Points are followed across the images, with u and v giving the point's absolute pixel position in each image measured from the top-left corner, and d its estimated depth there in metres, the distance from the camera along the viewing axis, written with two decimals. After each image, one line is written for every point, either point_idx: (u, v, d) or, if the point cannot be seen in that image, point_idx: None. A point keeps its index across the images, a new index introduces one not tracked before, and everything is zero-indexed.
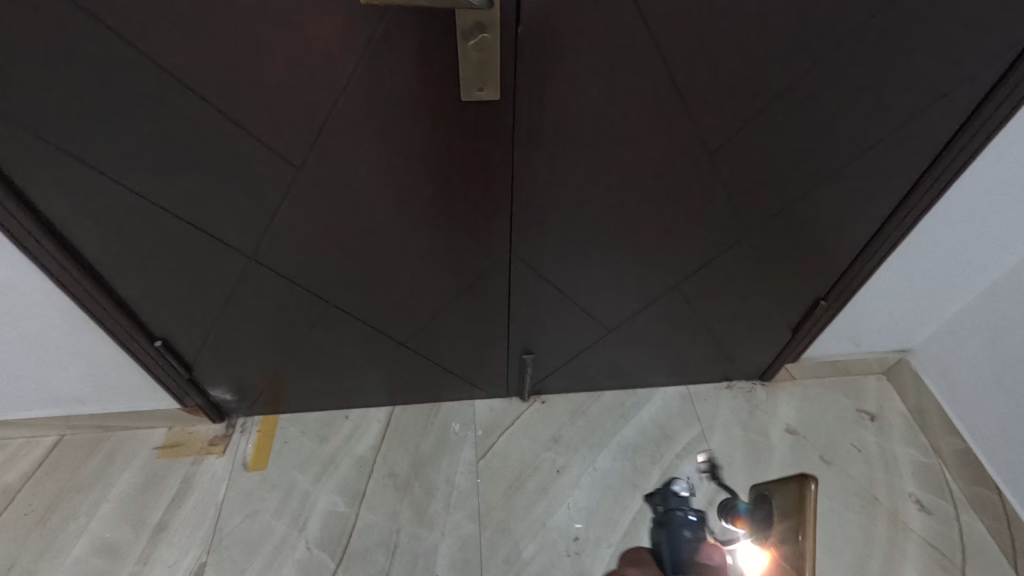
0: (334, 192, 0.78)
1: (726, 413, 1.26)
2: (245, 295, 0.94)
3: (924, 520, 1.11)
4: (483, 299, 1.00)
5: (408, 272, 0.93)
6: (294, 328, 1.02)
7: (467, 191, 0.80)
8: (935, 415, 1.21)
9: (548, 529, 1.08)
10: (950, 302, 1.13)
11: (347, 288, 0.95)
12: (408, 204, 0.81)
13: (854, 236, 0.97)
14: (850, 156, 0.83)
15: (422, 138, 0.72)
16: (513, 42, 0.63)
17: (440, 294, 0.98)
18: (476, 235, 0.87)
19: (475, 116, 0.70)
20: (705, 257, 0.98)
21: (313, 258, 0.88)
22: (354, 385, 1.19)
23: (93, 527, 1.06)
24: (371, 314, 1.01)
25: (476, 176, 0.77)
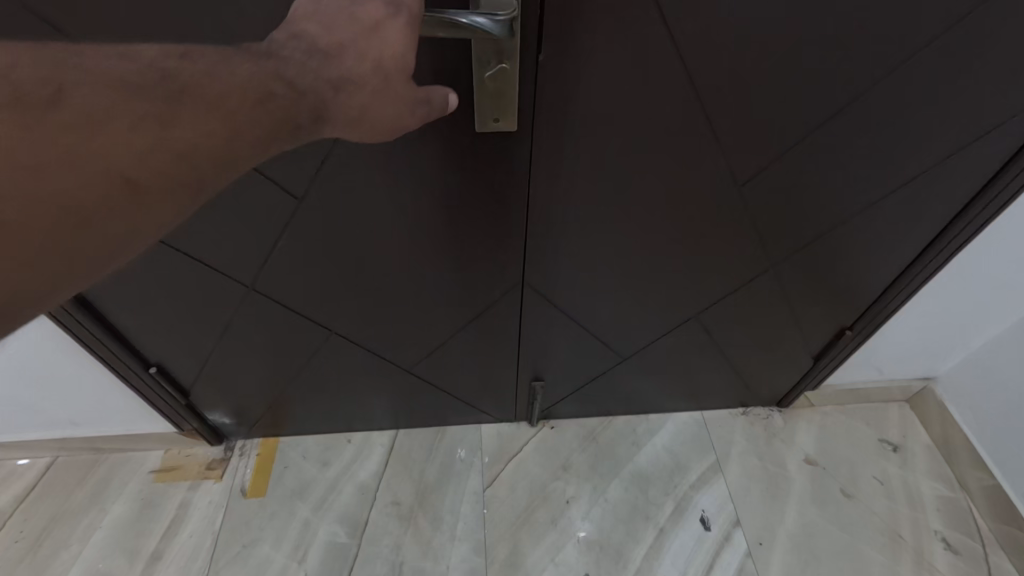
0: (336, 221, 0.74)
1: (742, 441, 1.21)
2: (244, 322, 0.90)
3: (950, 559, 1.06)
4: (492, 327, 0.96)
5: (414, 299, 0.89)
6: (294, 354, 0.98)
7: (479, 221, 0.76)
8: (961, 448, 1.16)
9: (556, 564, 1.04)
10: (979, 333, 1.08)
11: (351, 315, 0.91)
12: (415, 232, 0.77)
13: (885, 267, 0.92)
14: (887, 188, 0.78)
15: (433, 169, 0.68)
16: (532, 72, 0.58)
17: (448, 322, 0.94)
18: (486, 264, 0.83)
19: (489, 146, 0.65)
20: (726, 287, 0.93)
21: (316, 286, 0.84)
22: (358, 409, 1.15)
23: (85, 556, 1.02)
24: (375, 341, 0.97)
25: (488, 206, 0.73)
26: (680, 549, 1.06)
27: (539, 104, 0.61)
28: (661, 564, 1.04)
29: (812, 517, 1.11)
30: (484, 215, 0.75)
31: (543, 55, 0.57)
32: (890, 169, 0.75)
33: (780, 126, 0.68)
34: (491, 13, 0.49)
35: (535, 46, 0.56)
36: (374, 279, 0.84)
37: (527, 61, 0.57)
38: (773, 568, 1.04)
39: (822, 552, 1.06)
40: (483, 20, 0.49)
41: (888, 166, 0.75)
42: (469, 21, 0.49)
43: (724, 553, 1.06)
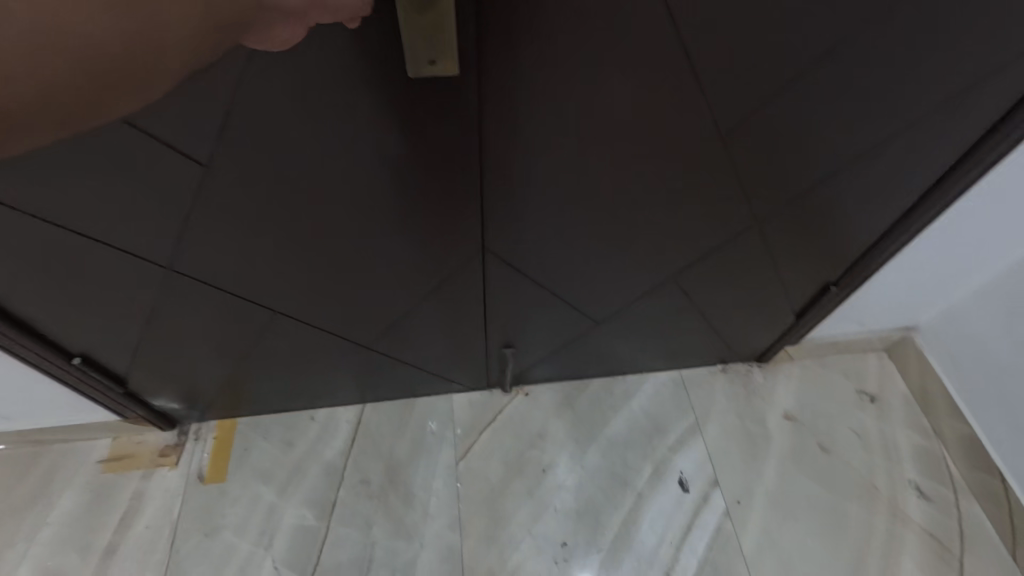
0: (259, 189, 0.64)
1: (721, 399, 1.19)
2: (173, 304, 0.80)
3: (923, 507, 1.07)
4: (454, 298, 0.88)
5: (365, 272, 0.80)
6: (237, 334, 0.89)
7: (428, 182, 0.66)
8: (938, 397, 1.15)
9: (533, 535, 1.01)
10: (965, 282, 1.04)
11: (297, 291, 0.82)
12: (355, 199, 0.67)
13: (875, 219, 0.86)
14: (882, 134, 0.70)
15: (366, 125, 0.58)
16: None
17: (405, 293, 0.86)
18: (441, 231, 0.74)
19: (427, 94, 0.55)
20: (707, 246, 0.86)
21: (251, 261, 0.75)
22: (319, 385, 1.08)
23: (34, 555, 0.96)
24: (326, 317, 0.89)
25: (436, 165, 0.63)
26: (658, 512, 1.04)
27: (482, 41, 0.51)
28: (640, 529, 1.02)
29: (790, 474, 1.10)
30: (433, 175, 0.65)
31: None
32: (888, 111, 0.67)
33: (765, 66, 0.59)
34: None
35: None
36: (316, 252, 0.75)
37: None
38: (750, 527, 1.03)
39: (799, 508, 1.06)
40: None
41: (886, 108, 0.66)
42: None
43: (702, 514, 1.04)
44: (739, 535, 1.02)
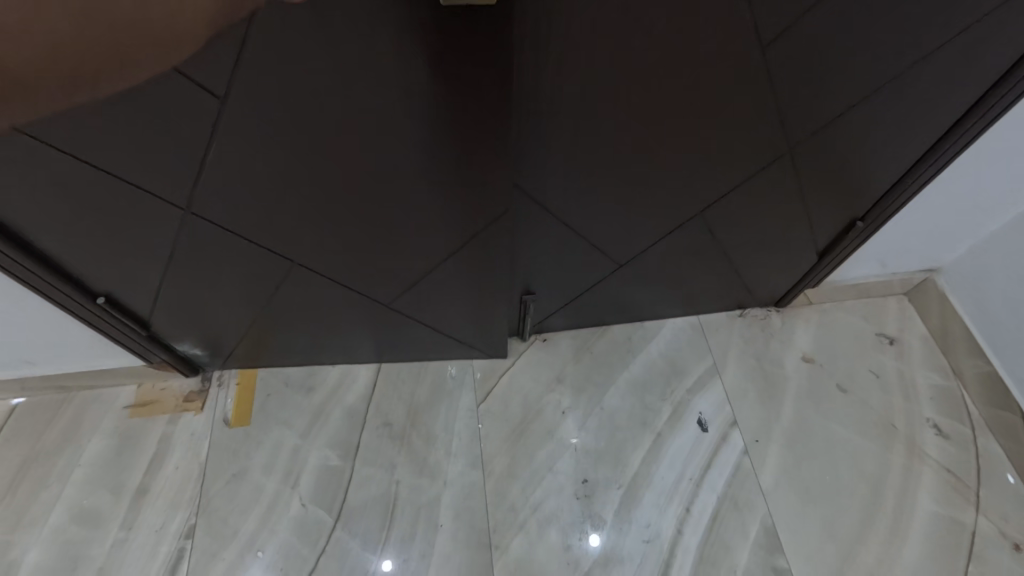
0: (281, 124, 0.61)
1: (739, 343, 1.18)
2: (192, 248, 0.79)
3: (941, 444, 1.08)
4: (477, 262, 0.86)
5: (389, 224, 0.78)
6: (259, 282, 0.88)
7: (448, 131, 0.63)
8: (959, 338, 1.14)
9: (554, 472, 1.03)
10: (991, 222, 1.02)
11: (314, 245, 0.81)
12: (381, 136, 0.64)
13: (908, 149, 0.83)
14: (925, 49, 0.67)
15: (386, 57, 0.55)
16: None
17: (427, 254, 0.85)
18: (461, 184, 0.71)
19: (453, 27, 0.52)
20: (734, 182, 0.84)
21: (269, 210, 0.73)
22: (338, 342, 1.07)
23: (68, 494, 0.98)
24: (343, 271, 0.87)
25: (474, 97, 0.59)
26: (677, 451, 1.05)
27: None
28: (659, 466, 1.04)
29: (808, 414, 1.10)
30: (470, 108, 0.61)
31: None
32: (935, 21, 0.63)
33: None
34: None
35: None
36: (337, 199, 0.73)
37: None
38: (769, 463, 1.04)
39: (817, 446, 1.07)
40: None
41: (930, 18, 0.63)
42: None
43: (721, 452, 1.05)
44: (758, 471, 1.04)
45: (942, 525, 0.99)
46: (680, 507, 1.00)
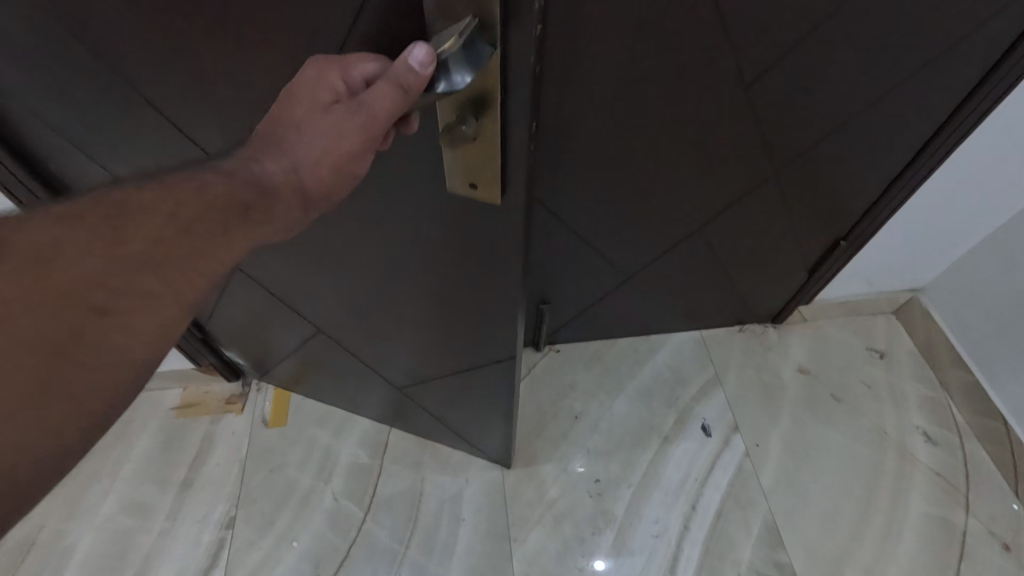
0: (320, 226, 0.67)
1: (738, 355, 1.27)
2: (239, 287, 0.88)
3: (931, 450, 1.15)
4: (480, 387, 0.85)
5: (406, 327, 0.80)
6: (294, 332, 0.95)
7: (463, 273, 0.64)
8: (944, 352, 1.23)
9: (568, 472, 1.10)
10: (967, 239, 1.12)
11: (343, 323, 0.86)
12: (402, 262, 0.66)
13: (876, 179, 0.95)
14: (893, 82, 0.77)
15: (408, 208, 0.58)
16: (524, 131, 0.45)
17: (437, 363, 0.85)
18: (473, 315, 0.71)
19: (464, 204, 0.54)
20: (728, 201, 0.95)
21: (309, 283, 0.80)
22: (354, 393, 1.09)
23: (119, 487, 1.06)
24: (367, 351, 0.91)
25: (484, 253, 0.59)
26: (683, 453, 1.13)
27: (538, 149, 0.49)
28: (666, 467, 1.11)
29: (806, 419, 1.18)
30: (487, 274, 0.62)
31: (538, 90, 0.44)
32: (901, 59, 0.74)
33: (801, 10, 0.65)
34: (468, 62, 0.38)
35: (528, 95, 0.42)
36: (360, 294, 0.77)
37: (517, 117, 0.43)
38: (768, 465, 1.12)
39: (813, 449, 1.14)
40: (472, 76, 0.39)
41: (886, 68, 0.75)
42: (447, 80, 0.39)
43: (724, 455, 1.13)
44: (759, 472, 1.11)
45: (933, 525, 1.06)
46: (686, 505, 1.07)
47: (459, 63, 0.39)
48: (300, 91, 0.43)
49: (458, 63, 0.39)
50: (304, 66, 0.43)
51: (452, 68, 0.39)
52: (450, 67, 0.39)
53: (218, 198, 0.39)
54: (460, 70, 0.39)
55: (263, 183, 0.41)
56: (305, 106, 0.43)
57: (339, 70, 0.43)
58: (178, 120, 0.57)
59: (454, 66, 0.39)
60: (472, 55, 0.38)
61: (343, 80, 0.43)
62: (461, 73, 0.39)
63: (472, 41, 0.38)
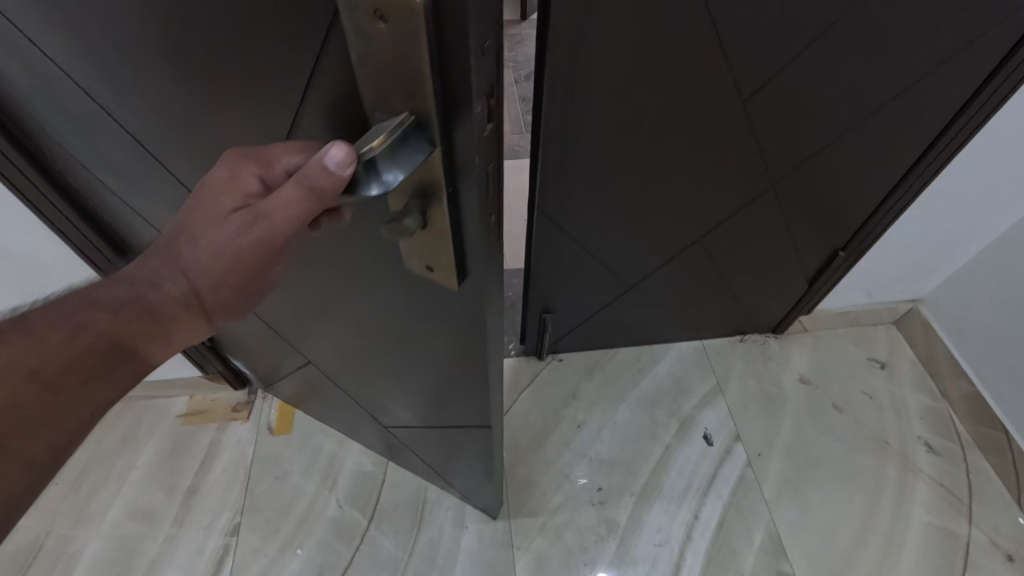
0: (305, 282, 0.63)
1: (740, 365, 1.28)
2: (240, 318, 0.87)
3: (933, 460, 1.15)
4: (466, 448, 0.80)
5: (392, 383, 0.76)
6: (288, 361, 0.93)
7: (439, 350, 0.59)
8: (944, 362, 1.24)
9: (570, 481, 1.11)
10: (966, 249, 1.13)
11: (339, 369, 0.83)
12: (381, 327, 0.62)
13: (872, 192, 0.97)
14: (890, 95, 0.78)
15: (378, 280, 0.53)
16: (480, 221, 0.39)
17: (423, 420, 0.80)
18: (453, 389, 0.65)
19: (431, 288, 0.48)
20: (728, 212, 0.97)
21: (301, 327, 0.77)
22: (349, 425, 1.06)
23: (125, 493, 1.08)
24: (361, 396, 0.88)
25: (455, 335, 0.54)
26: (685, 462, 1.14)
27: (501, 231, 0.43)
28: (668, 476, 1.12)
29: (807, 428, 1.19)
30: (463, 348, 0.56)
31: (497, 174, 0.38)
32: (897, 73, 0.76)
33: (798, 25, 0.67)
34: (405, 159, 0.32)
35: (482, 184, 0.36)
36: (347, 346, 0.73)
37: (470, 209, 0.37)
38: (770, 475, 1.12)
39: (815, 458, 1.15)
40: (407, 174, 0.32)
41: (880, 85, 0.77)
42: (378, 181, 0.32)
43: (726, 464, 1.13)
44: (761, 482, 1.11)
45: (936, 535, 1.06)
46: (688, 513, 1.07)
47: (390, 162, 0.31)
48: (209, 190, 0.40)
49: (391, 161, 0.32)
50: (216, 163, 0.40)
51: (384, 165, 0.32)
52: (380, 165, 0.32)
53: (133, 312, 0.39)
54: (392, 169, 0.32)
55: (169, 294, 0.40)
56: (211, 207, 0.40)
57: (257, 166, 0.39)
58: (166, 165, 0.55)
59: (386, 165, 0.32)
60: (409, 152, 0.32)
61: (258, 179, 0.39)
62: (395, 174, 0.32)
63: (406, 134, 0.31)
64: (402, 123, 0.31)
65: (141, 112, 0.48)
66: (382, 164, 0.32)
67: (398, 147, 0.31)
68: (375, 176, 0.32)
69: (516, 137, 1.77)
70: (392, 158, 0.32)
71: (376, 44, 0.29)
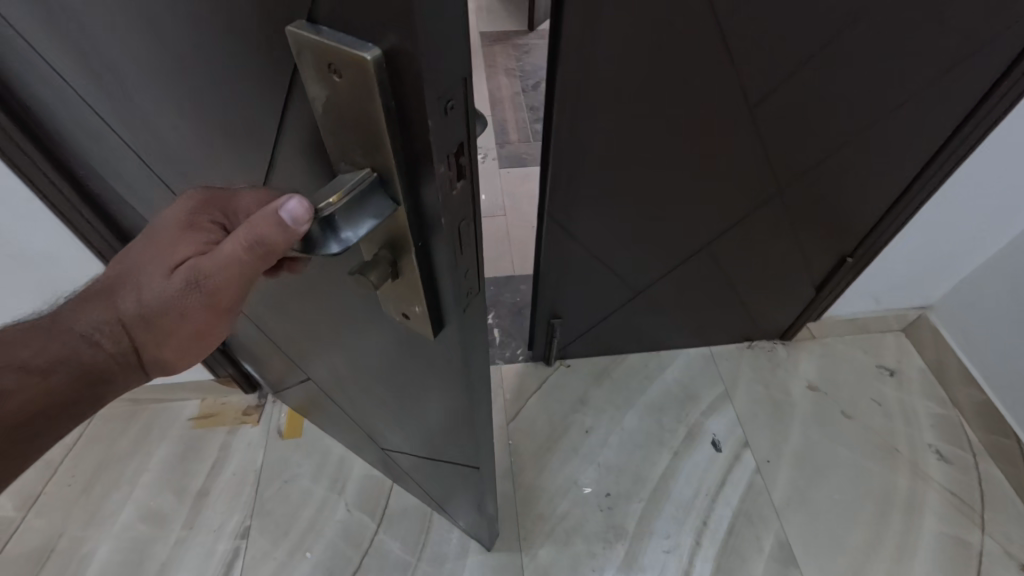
0: (308, 311, 0.64)
1: (748, 371, 1.28)
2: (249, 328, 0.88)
3: (944, 469, 1.14)
4: (455, 482, 0.79)
5: (387, 413, 0.75)
6: (294, 376, 0.94)
7: (427, 389, 0.58)
8: (954, 370, 1.24)
9: (578, 487, 1.11)
10: (975, 256, 1.13)
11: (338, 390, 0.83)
12: (375, 361, 0.62)
13: (879, 199, 0.97)
14: (896, 102, 0.79)
15: (367, 317, 0.53)
16: (454, 273, 0.38)
17: (416, 450, 0.79)
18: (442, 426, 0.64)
19: (413, 333, 0.47)
20: (735, 218, 0.98)
21: (305, 350, 0.78)
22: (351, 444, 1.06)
23: (137, 495, 1.09)
24: (360, 417, 0.87)
25: (440, 379, 0.53)
26: (693, 468, 1.13)
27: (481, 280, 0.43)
28: (676, 482, 1.12)
29: (816, 435, 1.19)
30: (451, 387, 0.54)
31: (473, 227, 0.38)
32: (903, 80, 0.76)
33: (804, 34, 0.69)
34: (366, 213, 0.32)
35: (451, 236, 0.35)
36: (346, 374, 0.73)
37: (444, 263, 0.37)
38: (779, 482, 1.12)
39: (824, 466, 1.14)
40: (367, 228, 0.32)
41: (885, 93, 0.78)
42: (339, 235, 0.32)
43: (734, 471, 1.13)
44: (770, 489, 1.11)
45: (948, 544, 1.05)
46: (697, 520, 1.07)
47: (351, 218, 0.32)
48: (159, 242, 0.43)
49: (352, 216, 0.32)
50: (169, 212, 0.43)
51: (343, 220, 0.32)
52: (341, 221, 0.32)
53: (65, 369, 0.40)
54: (353, 224, 0.32)
55: (105, 350, 0.42)
56: (158, 260, 0.42)
57: (218, 211, 0.43)
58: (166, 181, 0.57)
59: (344, 221, 0.32)
60: (371, 206, 0.32)
61: (215, 225, 0.43)
62: (355, 230, 0.32)
63: (370, 189, 0.32)
64: (368, 179, 0.32)
65: (141, 133, 0.51)
66: (342, 220, 0.32)
67: (360, 203, 0.32)
68: (335, 231, 0.32)
69: (524, 145, 1.79)
70: (353, 213, 0.32)
71: (339, 97, 0.30)
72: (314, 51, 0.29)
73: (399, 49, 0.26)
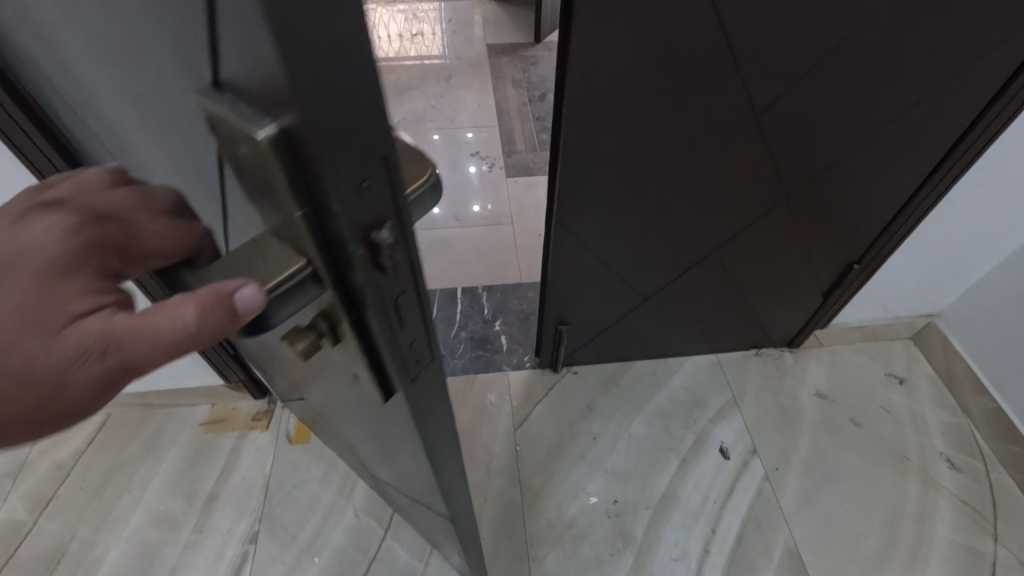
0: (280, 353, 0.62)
1: (756, 379, 1.28)
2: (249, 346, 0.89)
3: (955, 477, 1.14)
4: (438, 527, 0.76)
5: (364, 450, 0.74)
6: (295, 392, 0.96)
7: (389, 447, 0.52)
8: (963, 377, 1.23)
9: (586, 493, 1.10)
10: (984, 262, 1.13)
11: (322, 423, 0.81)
12: (339, 412, 0.57)
13: (886, 206, 0.98)
14: (901, 109, 0.80)
15: (314, 380, 0.47)
16: (398, 353, 0.30)
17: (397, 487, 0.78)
18: (405, 473, 0.62)
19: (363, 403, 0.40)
20: (742, 225, 0.98)
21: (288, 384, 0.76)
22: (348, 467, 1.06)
23: (148, 499, 1.09)
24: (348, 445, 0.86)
25: (399, 443, 0.47)
26: (702, 474, 1.13)
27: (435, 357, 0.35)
28: (685, 489, 1.11)
29: (825, 443, 1.18)
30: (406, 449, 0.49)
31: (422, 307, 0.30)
32: (909, 87, 0.77)
33: (810, 41, 0.70)
34: (303, 301, 0.25)
35: (394, 321, 0.28)
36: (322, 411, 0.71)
37: (388, 355, 0.30)
38: (789, 490, 1.11)
39: (834, 473, 1.14)
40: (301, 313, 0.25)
41: (889, 100, 0.79)
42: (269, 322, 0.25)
43: (743, 478, 1.13)
44: (779, 497, 1.10)
45: (960, 553, 1.04)
46: (706, 527, 1.06)
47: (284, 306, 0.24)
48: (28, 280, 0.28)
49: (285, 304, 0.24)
50: (42, 235, 0.28)
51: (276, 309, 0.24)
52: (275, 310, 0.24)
53: None
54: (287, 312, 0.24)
55: None
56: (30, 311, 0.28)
57: (116, 251, 0.29)
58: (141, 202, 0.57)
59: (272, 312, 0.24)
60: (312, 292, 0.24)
61: (108, 270, 0.29)
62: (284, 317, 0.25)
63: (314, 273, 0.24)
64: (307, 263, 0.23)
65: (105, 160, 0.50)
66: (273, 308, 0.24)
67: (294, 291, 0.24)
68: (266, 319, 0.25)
69: (530, 155, 1.81)
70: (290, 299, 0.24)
71: (237, 162, 0.22)
72: (216, 124, 0.21)
73: (298, 124, 0.17)
